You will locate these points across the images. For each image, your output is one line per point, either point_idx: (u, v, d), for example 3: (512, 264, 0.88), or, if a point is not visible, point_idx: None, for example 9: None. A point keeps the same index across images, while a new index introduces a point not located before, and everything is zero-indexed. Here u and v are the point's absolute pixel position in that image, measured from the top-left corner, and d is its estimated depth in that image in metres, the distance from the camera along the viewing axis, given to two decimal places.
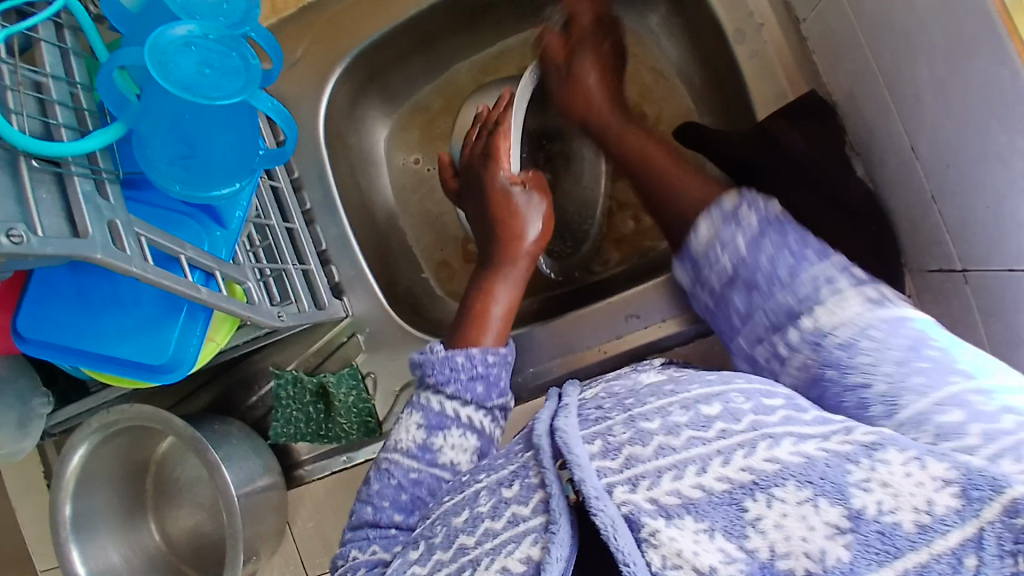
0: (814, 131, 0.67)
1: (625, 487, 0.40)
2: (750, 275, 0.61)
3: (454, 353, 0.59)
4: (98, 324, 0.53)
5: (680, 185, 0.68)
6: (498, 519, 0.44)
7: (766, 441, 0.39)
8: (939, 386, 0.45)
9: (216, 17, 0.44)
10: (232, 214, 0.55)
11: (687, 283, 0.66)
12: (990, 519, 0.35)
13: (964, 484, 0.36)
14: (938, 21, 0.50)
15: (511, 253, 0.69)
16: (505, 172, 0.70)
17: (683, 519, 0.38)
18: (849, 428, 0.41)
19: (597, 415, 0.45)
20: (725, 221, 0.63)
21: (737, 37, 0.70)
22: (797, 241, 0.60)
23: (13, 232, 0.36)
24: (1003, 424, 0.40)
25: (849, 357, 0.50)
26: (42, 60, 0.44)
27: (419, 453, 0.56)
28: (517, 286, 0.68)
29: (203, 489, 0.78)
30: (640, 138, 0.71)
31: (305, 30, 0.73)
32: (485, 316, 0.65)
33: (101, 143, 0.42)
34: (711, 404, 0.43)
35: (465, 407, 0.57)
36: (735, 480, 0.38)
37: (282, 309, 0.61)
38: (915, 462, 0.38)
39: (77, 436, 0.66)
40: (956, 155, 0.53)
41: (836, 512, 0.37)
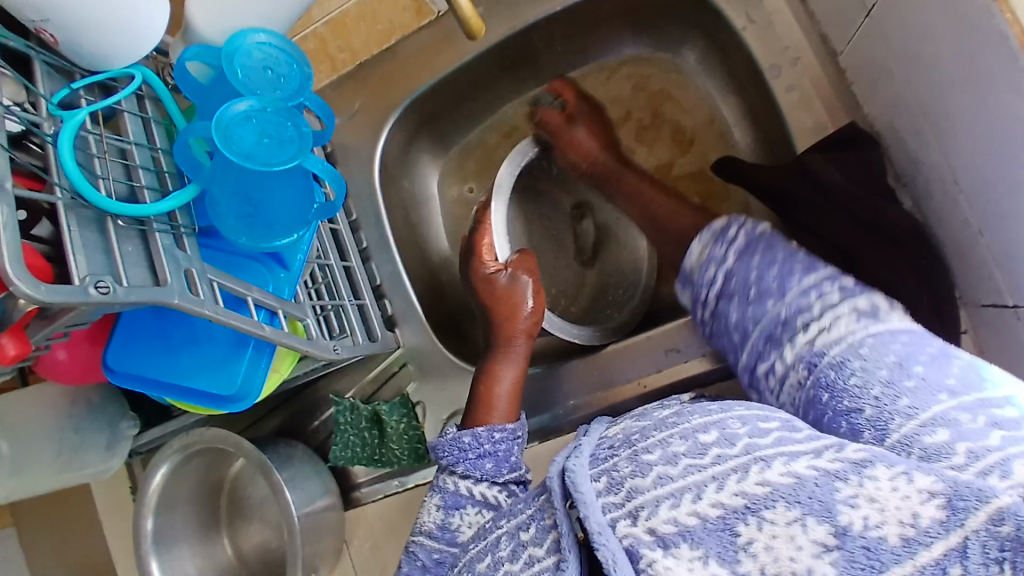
0: (852, 164, 0.66)
1: (627, 520, 0.44)
2: (741, 286, 0.62)
3: (462, 434, 0.63)
4: (177, 360, 0.59)
5: (674, 218, 0.73)
6: (515, 561, 0.49)
7: (758, 465, 0.43)
8: (927, 406, 0.46)
9: (274, 90, 0.49)
10: (294, 257, 0.60)
11: (689, 306, 0.68)
12: (975, 528, 0.38)
13: (951, 496, 0.39)
14: (968, 56, 0.50)
15: (506, 333, 0.72)
16: (489, 263, 0.75)
17: (680, 547, 0.42)
18: (841, 445, 0.44)
19: (606, 454, 0.50)
20: (714, 239, 0.65)
21: (773, 71, 0.71)
22: (785, 254, 0.61)
23: (101, 284, 0.42)
24: (989, 440, 0.42)
25: (841, 380, 0.51)
26: (126, 129, 0.49)
27: (439, 533, 0.60)
28: (519, 363, 0.71)
29: (271, 509, 0.83)
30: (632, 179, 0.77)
31: (361, 85, 0.77)
32: (491, 396, 0.68)
33: (178, 203, 0.48)
34: (709, 432, 0.47)
35: (477, 485, 0.61)
36: (728, 505, 0.42)
37: (338, 343, 0.66)
38: (903, 477, 0.41)
39: (161, 456, 0.73)
40: (996, 190, 0.52)
41: (823, 529, 0.40)
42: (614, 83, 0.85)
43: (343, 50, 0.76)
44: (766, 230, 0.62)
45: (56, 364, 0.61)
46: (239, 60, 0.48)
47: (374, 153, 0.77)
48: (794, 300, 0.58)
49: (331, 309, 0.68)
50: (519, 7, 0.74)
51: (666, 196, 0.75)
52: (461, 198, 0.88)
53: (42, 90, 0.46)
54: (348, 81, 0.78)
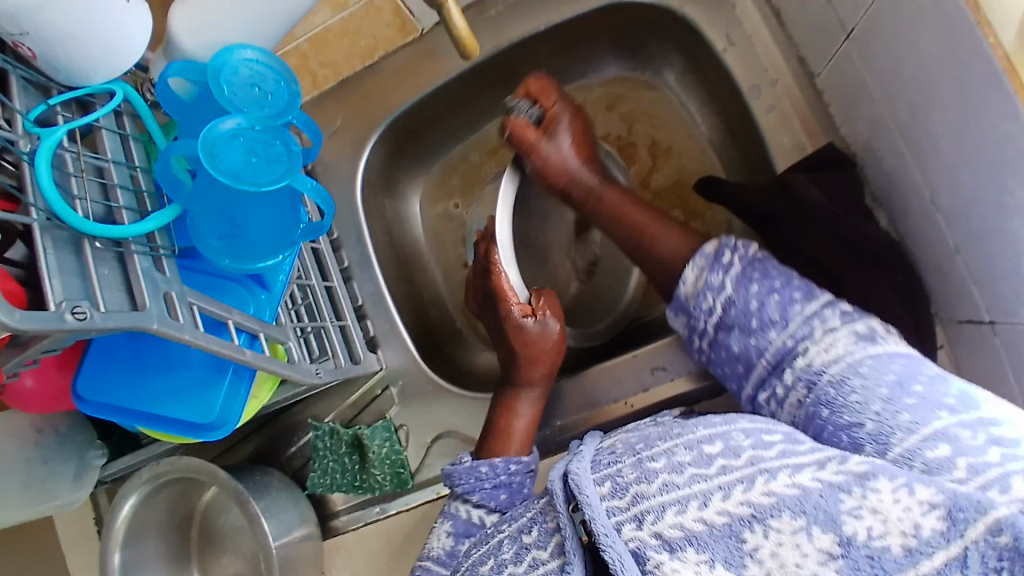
0: (833, 183, 0.67)
1: (632, 524, 0.43)
2: (741, 319, 0.59)
3: (479, 463, 0.63)
4: (153, 385, 0.56)
5: (659, 239, 0.69)
6: (519, 564, 0.47)
7: (763, 476, 0.42)
8: (927, 422, 0.45)
9: (261, 109, 0.48)
10: (275, 278, 0.58)
11: (683, 332, 0.65)
12: (974, 538, 0.37)
13: (950, 507, 0.38)
14: (950, 77, 0.51)
15: (530, 375, 0.71)
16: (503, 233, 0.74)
17: (686, 551, 0.41)
18: (844, 458, 0.43)
19: (609, 460, 0.48)
20: (709, 264, 0.62)
21: (753, 93, 0.72)
22: (781, 280, 0.59)
23: (78, 310, 0.40)
24: (988, 456, 0.41)
25: (841, 397, 0.51)
26: (104, 147, 0.47)
27: (447, 559, 0.59)
28: (537, 403, 0.71)
29: (245, 540, 0.79)
30: (615, 196, 0.73)
31: (343, 102, 0.76)
32: (508, 430, 0.68)
33: (157, 225, 0.46)
34: (713, 443, 0.46)
35: (489, 514, 0.61)
36: (733, 513, 0.41)
37: (320, 366, 0.64)
38: (904, 489, 0.40)
39: (129, 487, 0.69)
40: (975, 209, 0.53)
41: (828, 538, 0.39)
42: (593, 105, 0.85)
43: (324, 67, 0.74)
44: (759, 253, 0.60)
45: (23, 392, 0.58)
46: (225, 77, 0.47)
47: (356, 170, 0.76)
48: (796, 329, 0.57)
49: (311, 330, 0.66)
50: (503, 27, 0.74)
51: (654, 216, 0.71)
52: (445, 214, 0.87)
53: (19, 105, 0.43)
54: (329, 97, 0.76)
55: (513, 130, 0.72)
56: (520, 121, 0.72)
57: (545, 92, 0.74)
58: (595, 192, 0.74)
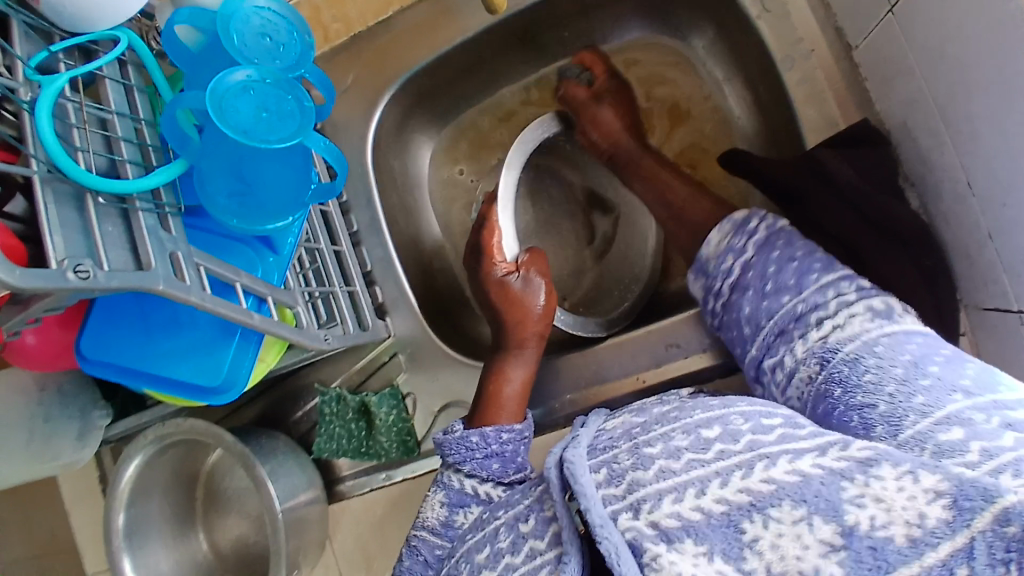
0: (863, 160, 0.64)
1: (629, 513, 0.42)
2: (757, 279, 0.60)
3: (470, 433, 0.61)
4: (159, 347, 0.55)
5: (692, 207, 0.70)
6: (516, 554, 0.47)
7: (763, 462, 0.40)
8: (942, 405, 0.43)
9: (273, 61, 0.46)
10: (284, 240, 0.56)
11: (699, 296, 0.66)
12: (981, 528, 0.35)
13: (956, 495, 0.36)
14: (996, 54, 0.47)
15: (518, 339, 0.70)
16: (500, 264, 0.73)
17: (684, 542, 0.40)
18: (846, 442, 0.41)
19: (606, 445, 0.47)
20: (735, 229, 0.63)
21: (787, 63, 0.68)
22: (803, 249, 0.59)
23: (80, 268, 0.38)
24: (1003, 440, 0.39)
25: (854, 376, 0.49)
26: (108, 98, 0.45)
27: (442, 530, 0.58)
28: (529, 365, 0.69)
29: (251, 500, 0.79)
30: (653, 167, 0.75)
31: (354, 58, 0.73)
32: (498, 397, 0.66)
33: (165, 179, 0.44)
34: (711, 427, 0.44)
35: (483, 484, 0.59)
36: (732, 502, 0.40)
37: (328, 332, 0.62)
38: (909, 476, 0.37)
39: (133, 448, 0.69)
40: (1012, 195, 0.51)
41: (830, 529, 0.37)
42: None
43: (337, 20, 0.72)
44: (786, 225, 0.61)
45: (25, 349, 0.57)
46: (235, 26, 0.44)
47: (366, 132, 0.74)
48: (810, 296, 0.56)
49: (319, 295, 0.65)
50: None
51: (695, 190, 0.71)
52: (452, 180, 0.85)
53: (20, 51, 0.41)
54: (340, 54, 0.73)
55: (571, 93, 0.78)
56: (573, 83, 0.79)
57: (599, 60, 0.79)
58: (632, 165, 0.76)
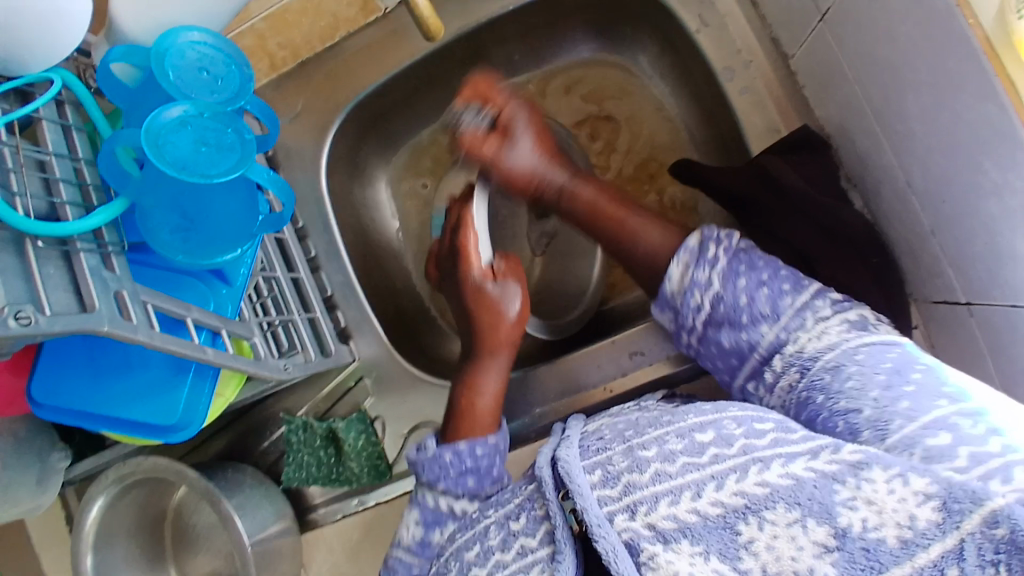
0: (809, 165, 0.66)
1: (624, 514, 0.43)
2: (730, 313, 0.58)
3: (442, 451, 0.59)
4: (108, 389, 0.53)
5: (640, 236, 0.66)
6: (507, 551, 0.47)
7: (757, 466, 0.42)
8: (926, 410, 0.45)
9: (211, 93, 0.45)
10: (237, 272, 0.56)
11: (673, 327, 0.63)
12: (971, 530, 0.37)
13: (945, 498, 0.38)
14: (924, 57, 0.49)
15: (490, 345, 0.69)
16: (477, 268, 0.70)
17: (680, 542, 0.41)
18: (837, 445, 0.43)
19: (598, 446, 0.48)
20: (695, 259, 0.60)
21: (726, 75, 0.69)
22: (770, 272, 0.58)
23: (21, 314, 0.38)
24: (989, 447, 0.41)
25: (836, 383, 0.50)
26: (44, 139, 0.44)
27: (418, 548, 0.58)
28: (503, 374, 0.68)
29: (221, 537, 0.76)
30: (589, 193, 0.68)
31: (303, 84, 0.73)
32: (472, 410, 0.65)
33: (107, 218, 0.43)
34: (706, 432, 0.46)
35: (458, 502, 0.58)
36: (728, 504, 0.41)
37: (288, 361, 0.62)
38: (899, 479, 0.40)
39: (95, 489, 0.67)
40: (950, 192, 0.52)
41: (823, 531, 0.39)
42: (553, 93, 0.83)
43: (283, 47, 0.70)
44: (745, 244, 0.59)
45: None
46: (170, 60, 0.44)
47: (318, 156, 0.73)
48: (788, 322, 0.55)
49: (279, 324, 0.64)
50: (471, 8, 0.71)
51: (631, 211, 0.67)
52: (413, 192, 0.85)
53: None
54: (289, 80, 0.73)
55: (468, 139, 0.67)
56: (471, 129, 0.67)
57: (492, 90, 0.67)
58: (567, 192, 0.69)
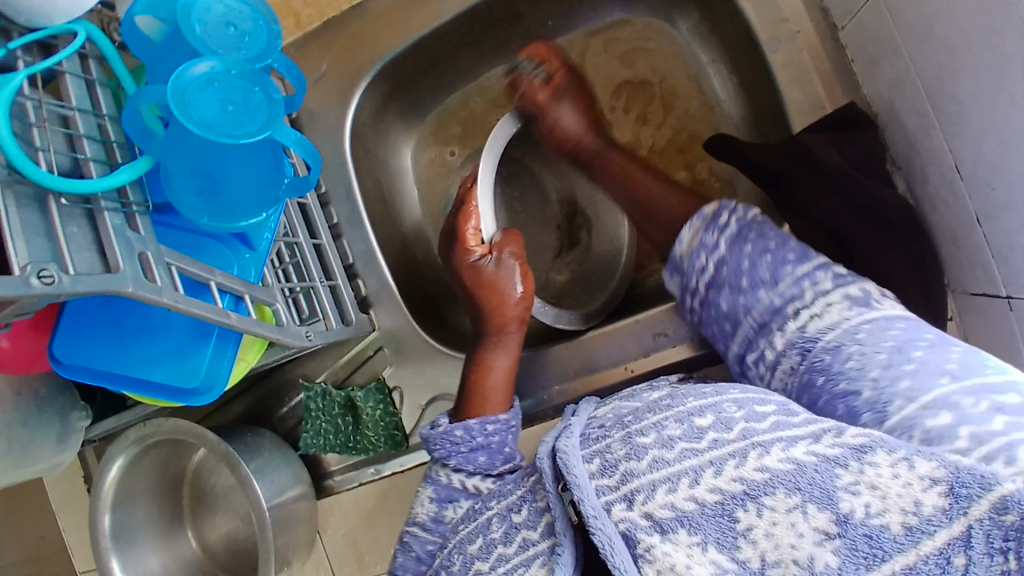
0: (852, 145, 0.63)
1: (622, 504, 0.41)
2: (732, 277, 0.56)
3: (454, 427, 0.60)
4: (131, 353, 0.53)
5: (660, 203, 0.67)
6: (509, 544, 0.47)
7: (756, 451, 0.40)
8: (927, 389, 0.42)
9: (238, 51, 0.44)
10: (260, 236, 0.55)
11: (677, 292, 0.63)
12: (978, 516, 0.35)
13: (952, 483, 0.36)
14: (984, 34, 0.46)
15: (498, 325, 0.68)
16: (475, 250, 0.68)
17: (678, 532, 0.39)
18: (840, 429, 0.41)
19: (598, 434, 0.46)
20: (705, 225, 0.59)
21: (771, 45, 0.67)
22: (777, 241, 0.56)
23: (44, 273, 0.37)
24: (993, 425, 0.38)
25: (837, 363, 0.48)
26: (68, 94, 0.43)
27: (432, 525, 0.57)
28: (515, 352, 0.67)
29: (239, 498, 0.78)
30: (621, 159, 0.71)
31: (326, 46, 0.72)
32: (484, 387, 0.64)
33: (132, 176, 0.42)
34: (705, 416, 0.43)
35: (470, 477, 0.57)
36: (726, 491, 0.39)
37: (310, 328, 0.61)
38: (904, 463, 0.37)
39: (116, 448, 0.68)
40: (1002, 179, 0.50)
41: (824, 517, 0.37)
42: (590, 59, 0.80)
43: (308, 6, 0.72)
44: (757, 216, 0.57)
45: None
46: (196, 15, 0.43)
47: (342, 121, 0.72)
48: (785, 289, 0.53)
49: (300, 291, 0.63)
50: None
51: (659, 179, 0.69)
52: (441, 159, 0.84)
53: None
54: (316, 42, 0.71)
55: (528, 91, 0.73)
56: (529, 79, 0.73)
57: (553, 56, 0.74)
58: (601, 155, 0.72)
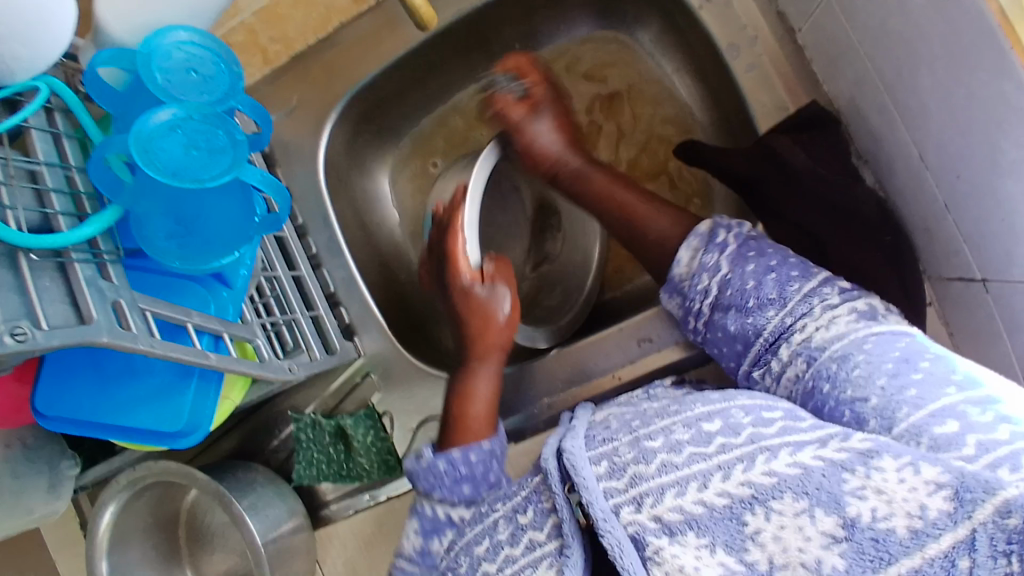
0: (818, 145, 0.64)
1: (631, 507, 0.42)
2: (737, 298, 0.56)
3: (436, 460, 0.58)
4: (114, 398, 0.53)
5: (649, 223, 0.67)
6: (516, 545, 0.46)
7: (764, 454, 0.42)
8: (932, 398, 0.44)
9: (200, 95, 0.44)
10: (237, 274, 0.55)
11: (678, 314, 0.62)
12: (983, 520, 0.36)
13: (957, 487, 0.37)
14: (938, 30, 0.47)
15: (480, 351, 0.68)
16: (465, 274, 0.67)
17: (687, 534, 0.40)
18: (846, 434, 0.42)
19: (604, 437, 0.48)
20: (704, 243, 0.59)
21: (732, 52, 0.67)
22: (778, 257, 0.57)
23: (18, 330, 0.37)
24: (998, 434, 0.40)
25: (844, 372, 0.49)
26: (34, 149, 0.43)
27: (420, 558, 0.58)
28: (496, 377, 0.67)
29: (234, 536, 0.77)
30: (601, 180, 0.70)
31: (300, 77, 0.71)
32: (465, 417, 0.64)
33: (99, 229, 0.42)
34: (712, 421, 0.46)
35: (456, 509, 0.58)
36: (734, 494, 0.41)
37: (292, 361, 0.61)
38: (910, 468, 0.39)
39: (107, 494, 0.67)
40: (966, 167, 0.50)
41: (831, 521, 0.39)
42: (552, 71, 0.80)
43: (275, 41, 0.70)
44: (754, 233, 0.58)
45: None
46: (156, 61, 0.43)
47: (316, 152, 0.72)
48: (794, 308, 0.54)
49: (281, 324, 0.63)
50: None
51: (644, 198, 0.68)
52: (424, 172, 0.84)
53: None
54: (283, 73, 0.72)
55: (502, 105, 0.70)
56: (507, 98, 0.70)
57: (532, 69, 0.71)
58: (583, 173, 0.71)
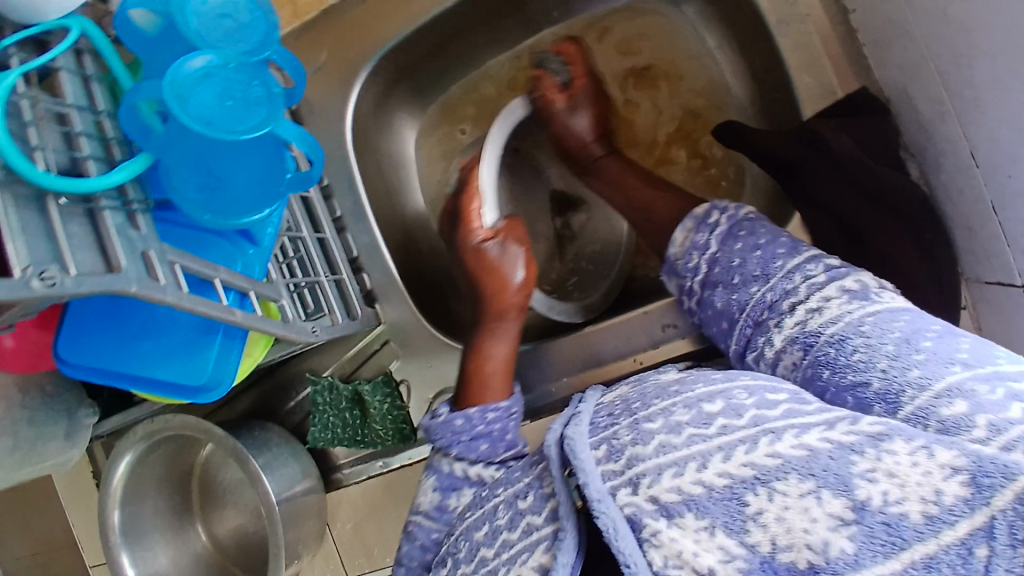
0: (865, 132, 0.62)
1: (627, 488, 0.40)
2: (727, 275, 0.57)
3: (454, 416, 0.59)
4: (138, 350, 0.53)
5: (654, 202, 0.68)
6: (514, 530, 0.46)
7: (767, 437, 0.38)
8: (939, 376, 0.39)
9: (235, 44, 0.44)
10: (264, 231, 0.54)
11: (675, 294, 0.64)
12: (1002, 507, 0.32)
13: (975, 472, 0.33)
14: (1000, 22, 0.45)
15: (498, 309, 0.67)
16: (477, 230, 0.67)
17: (684, 517, 0.38)
18: (856, 419, 0.38)
19: (607, 422, 0.45)
20: (698, 224, 0.62)
21: (780, 28, 0.65)
22: (768, 234, 0.57)
23: (46, 275, 0.36)
24: (1010, 412, 0.35)
25: (843, 356, 0.45)
26: (64, 91, 0.42)
27: (437, 514, 0.56)
28: (513, 339, 0.66)
29: (247, 492, 0.78)
30: (615, 164, 0.73)
31: (324, 34, 0.70)
32: (483, 373, 0.64)
33: (129, 176, 0.41)
34: (714, 402, 0.41)
35: (473, 466, 0.57)
36: (735, 475, 0.37)
37: (315, 323, 0.60)
38: (924, 451, 0.34)
39: (123, 445, 0.67)
40: (1019, 166, 0.48)
41: (839, 503, 0.34)
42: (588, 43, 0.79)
43: None
44: (748, 214, 0.59)
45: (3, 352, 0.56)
46: (193, 8, 0.42)
47: (344, 113, 0.71)
48: (778, 284, 0.53)
49: (304, 286, 0.63)
50: None
51: (655, 183, 0.70)
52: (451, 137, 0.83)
53: None
54: (315, 31, 0.71)
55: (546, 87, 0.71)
56: (549, 75, 0.72)
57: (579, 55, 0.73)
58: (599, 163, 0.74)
